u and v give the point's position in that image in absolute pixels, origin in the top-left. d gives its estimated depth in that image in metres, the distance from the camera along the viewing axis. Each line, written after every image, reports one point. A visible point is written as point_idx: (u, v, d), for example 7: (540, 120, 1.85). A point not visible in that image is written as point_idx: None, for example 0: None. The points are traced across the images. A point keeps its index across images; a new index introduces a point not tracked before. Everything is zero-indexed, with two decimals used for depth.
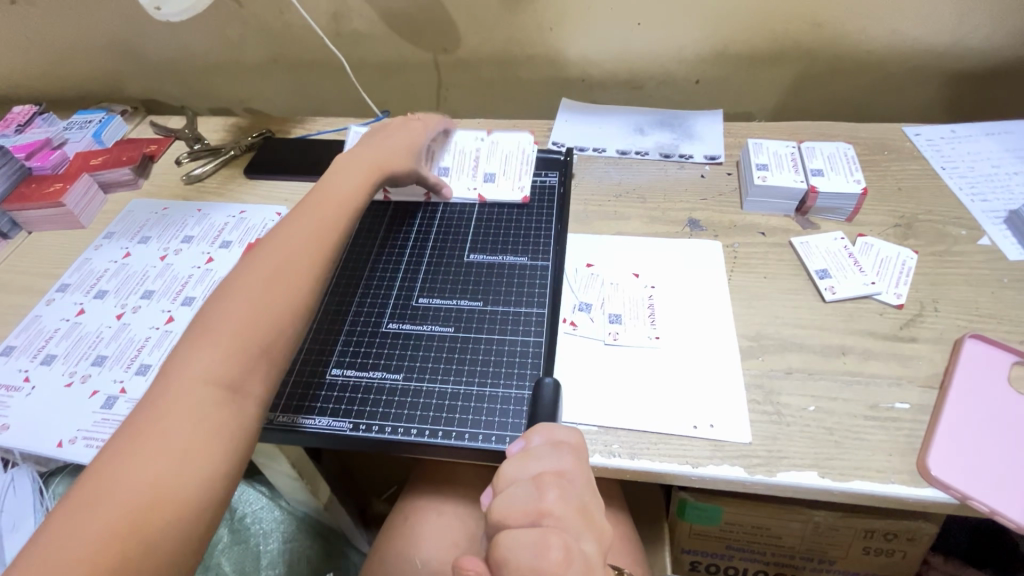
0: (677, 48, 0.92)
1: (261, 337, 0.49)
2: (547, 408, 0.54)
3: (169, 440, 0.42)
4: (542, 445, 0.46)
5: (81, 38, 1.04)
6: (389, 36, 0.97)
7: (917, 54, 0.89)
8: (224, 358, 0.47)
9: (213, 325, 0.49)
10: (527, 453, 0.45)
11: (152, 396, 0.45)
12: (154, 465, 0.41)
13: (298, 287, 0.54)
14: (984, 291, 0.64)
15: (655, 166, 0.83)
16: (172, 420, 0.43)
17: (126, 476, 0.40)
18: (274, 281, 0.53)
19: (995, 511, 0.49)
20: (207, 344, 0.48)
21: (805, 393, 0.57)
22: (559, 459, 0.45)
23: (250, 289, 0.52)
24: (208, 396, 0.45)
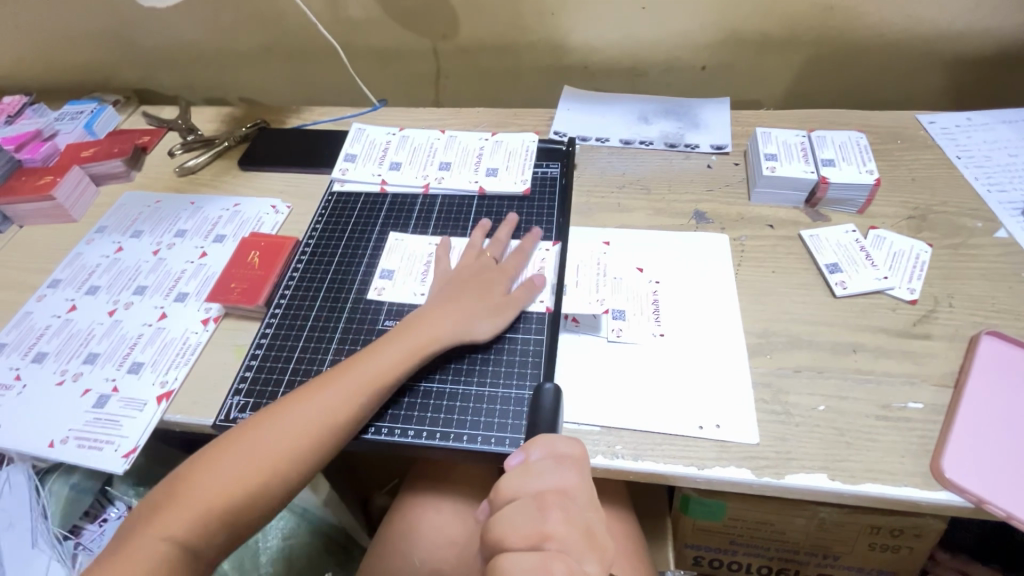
0: (683, 34, 0.89)
1: (314, 445, 0.51)
2: (548, 416, 0.52)
3: (205, 509, 0.47)
4: (544, 459, 0.43)
5: (71, 26, 1.02)
6: (386, 22, 0.94)
7: (932, 39, 0.86)
8: (281, 451, 0.50)
9: (288, 415, 0.52)
10: (527, 468, 0.42)
11: (214, 457, 0.50)
12: (187, 523, 0.47)
13: (353, 384, 0.54)
14: (1001, 286, 0.62)
15: (660, 156, 0.81)
16: (242, 467, 0.49)
17: (160, 523, 0.46)
18: (358, 387, 0.54)
19: (1012, 515, 0.47)
20: (270, 433, 0.51)
21: (814, 392, 0.55)
22: (562, 475, 0.42)
23: (339, 389, 0.53)
24: (252, 487, 0.49)
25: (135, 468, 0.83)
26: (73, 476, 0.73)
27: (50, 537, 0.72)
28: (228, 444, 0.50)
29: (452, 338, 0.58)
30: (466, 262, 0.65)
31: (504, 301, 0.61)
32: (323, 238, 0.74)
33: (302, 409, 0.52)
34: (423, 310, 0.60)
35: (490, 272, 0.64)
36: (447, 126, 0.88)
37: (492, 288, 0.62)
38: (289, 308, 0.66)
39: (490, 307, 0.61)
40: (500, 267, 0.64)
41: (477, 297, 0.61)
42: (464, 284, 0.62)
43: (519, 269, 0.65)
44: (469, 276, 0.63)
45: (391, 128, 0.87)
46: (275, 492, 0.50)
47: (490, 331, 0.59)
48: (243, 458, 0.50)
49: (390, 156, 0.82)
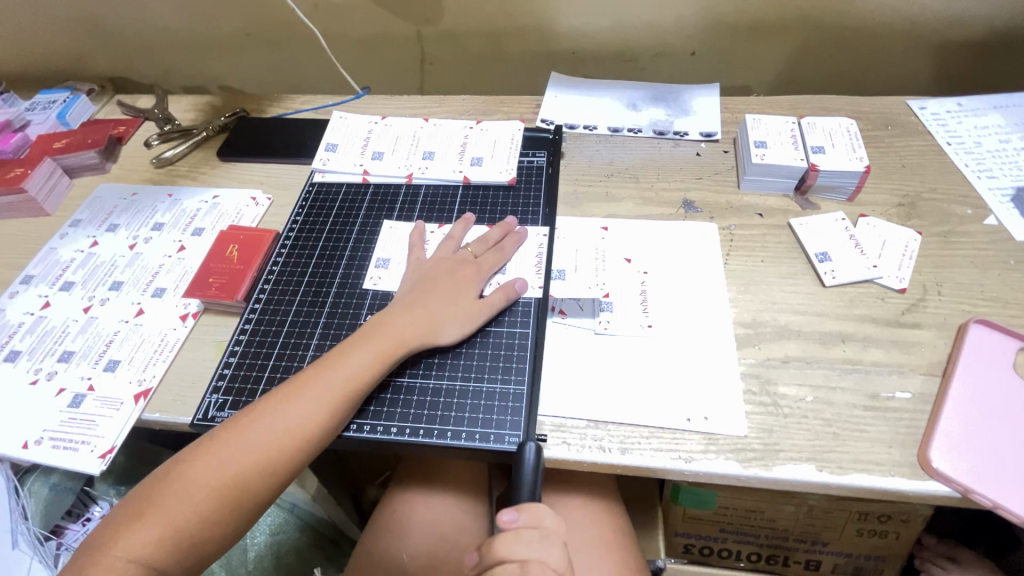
0: (672, 19, 0.87)
1: (278, 457, 0.50)
2: (529, 480, 0.48)
3: (172, 525, 0.47)
4: (533, 527, 0.45)
5: (41, 12, 0.98)
6: (367, 6, 0.91)
7: (924, 23, 0.85)
8: (244, 465, 0.49)
9: (249, 428, 0.50)
10: (515, 535, 0.44)
11: (176, 472, 0.49)
12: (149, 541, 0.46)
13: (331, 380, 0.53)
14: (990, 274, 0.61)
15: (649, 143, 0.79)
16: (220, 459, 0.49)
17: (123, 541, 0.46)
18: (322, 396, 0.52)
19: (998, 505, 0.47)
20: (233, 446, 0.49)
21: (802, 382, 0.55)
22: (546, 550, 0.44)
23: (305, 397, 0.52)
24: (213, 502, 0.48)
25: (117, 467, 0.82)
26: (53, 476, 0.71)
27: (31, 537, 0.70)
28: (191, 459, 0.49)
29: (424, 337, 0.57)
30: (439, 261, 0.63)
31: (475, 303, 0.59)
32: (304, 231, 0.72)
33: (279, 400, 0.52)
34: (392, 312, 0.58)
35: (464, 269, 0.62)
36: (432, 114, 0.86)
37: (466, 286, 0.60)
38: (270, 303, 0.65)
39: (462, 309, 0.59)
40: (475, 265, 0.63)
41: (448, 299, 0.59)
42: (435, 282, 0.61)
43: (495, 266, 0.63)
44: (442, 275, 0.61)
45: (373, 116, 0.85)
46: (240, 504, 0.49)
47: (459, 334, 0.58)
48: (221, 451, 0.49)
49: (372, 145, 0.80)
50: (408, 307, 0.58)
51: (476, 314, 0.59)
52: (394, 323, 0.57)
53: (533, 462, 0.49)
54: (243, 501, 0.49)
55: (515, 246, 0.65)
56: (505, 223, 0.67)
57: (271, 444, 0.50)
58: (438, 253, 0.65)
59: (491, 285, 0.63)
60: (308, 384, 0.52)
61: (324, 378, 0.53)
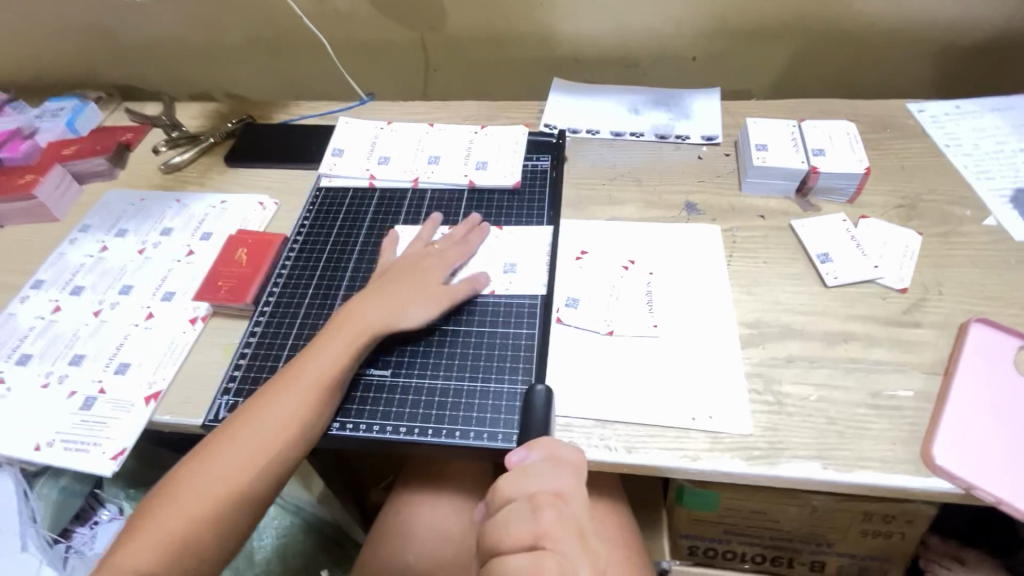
0: (673, 25, 0.88)
1: (267, 455, 0.51)
2: (540, 420, 0.50)
3: (172, 534, 0.48)
4: (541, 461, 0.43)
5: (50, 22, 1.00)
6: (372, 14, 0.93)
7: (921, 27, 0.86)
8: (235, 468, 0.50)
9: (235, 431, 0.52)
10: (523, 471, 0.42)
11: (171, 483, 0.50)
12: (147, 553, 0.47)
13: (310, 375, 0.54)
14: (990, 274, 0.62)
15: (651, 147, 0.80)
16: (213, 464, 0.50)
17: (122, 558, 0.47)
18: (302, 390, 0.53)
19: (1001, 501, 0.47)
20: (223, 452, 0.51)
21: (806, 381, 0.55)
22: (558, 478, 0.41)
23: (284, 394, 0.53)
24: (208, 506, 0.49)
25: (125, 470, 0.83)
26: (62, 479, 0.72)
27: (39, 540, 0.70)
28: (185, 470, 0.51)
29: (391, 325, 0.58)
30: (405, 254, 0.65)
31: (440, 288, 0.61)
32: (311, 234, 0.73)
33: (262, 399, 0.53)
34: (354, 304, 0.59)
35: (428, 261, 0.63)
36: (436, 119, 0.87)
37: (430, 278, 0.62)
38: (279, 305, 0.66)
39: (425, 292, 0.60)
40: (439, 256, 0.64)
41: (410, 286, 0.60)
42: (399, 275, 0.62)
43: (457, 258, 0.65)
44: (406, 268, 0.63)
45: (379, 122, 0.86)
46: (236, 506, 0.50)
47: (428, 318, 0.59)
48: (213, 456, 0.51)
49: (378, 150, 0.81)
50: (367, 298, 0.60)
51: (445, 302, 0.60)
52: (358, 316, 0.58)
53: (542, 405, 0.51)
54: (239, 503, 0.50)
55: (478, 238, 0.67)
56: (471, 217, 0.69)
57: (261, 442, 0.51)
58: (407, 249, 0.66)
59: (457, 274, 0.64)
60: (291, 380, 0.54)
61: (302, 373, 0.54)
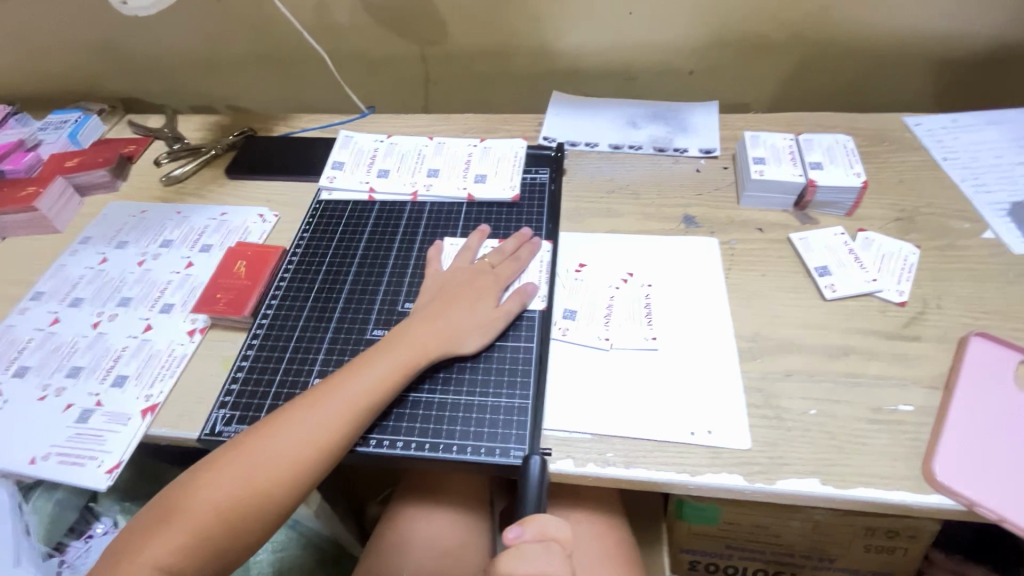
0: (669, 39, 0.89)
1: (299, 468, 0.50)
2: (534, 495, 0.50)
3: (194, 533, 0.47)
4: (531, 542, 0.47)
5: (56, 37, 1.01)
6: (373, 28, 0.94)
7: (916, 42, 0.87)
8: (265, 476, 0.49)
9: (272, 436, 0.51)
10: (516, 553, 0.46)
11: (198, 483, 0.49)
12: (169, 550, 0.47)
13: (363, 394, 0.54)
14: (989, 287, 0.62)
15: (649, 160, 0.80)
16: (245, 468, 0.49)
17: (146, 551, 0.46)
18: (346, 405, 0.53)
19: (1004, 518, 0.47)
20: (256, 456, 0.50)
21: (806, 396, 0.55)
22: (548, 560, 0.46)
23: (327, 408, 0.52)
24: (233, 512, 0.48)
25: (120, 483, 0.82)
26: (58, 491, 0.73)
27: (33, 554, 0.68)
28: (215, 468, 0.50)
29: (443, 345, 0.58)
30: (458, 270, 0.65)
31: (494, 313, 0.61)
32: (311, 246, 0.73)
33: (308, 412, 0.52)
34: (411, 324, 0.59)
35: (482, 280, 0.63)
36: (436, 132, 0.88)
37: (483, 297, 0.62)
38: (277, 318, 0.66)
39: (480, 318, 0.60)
40: (493, 275, 0.64)
41: (467, 310, 0.60)
42: (452, 293, 0.62)
43: (512, 275, 0.64)
44: (459, 285, 0.63)
45: (379, 135, 0.86)
46: (258, 513, 0.49)
47: (479, 344, 0.59)
48: (246, 461, 0.50)
49: (378, 163, 0.82)
50: (428, 318, 0.59)
51: (495, 323, 0.60)
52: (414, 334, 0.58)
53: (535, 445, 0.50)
54: (263, 512, 0.49)
55: (530, 256, 0.67)
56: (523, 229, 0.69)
57: (297, 454, 0.50)
58: (456, 262, 0.66)
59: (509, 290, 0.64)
60: (336, 394, 0.53)
61: (354, 389, 0.53)
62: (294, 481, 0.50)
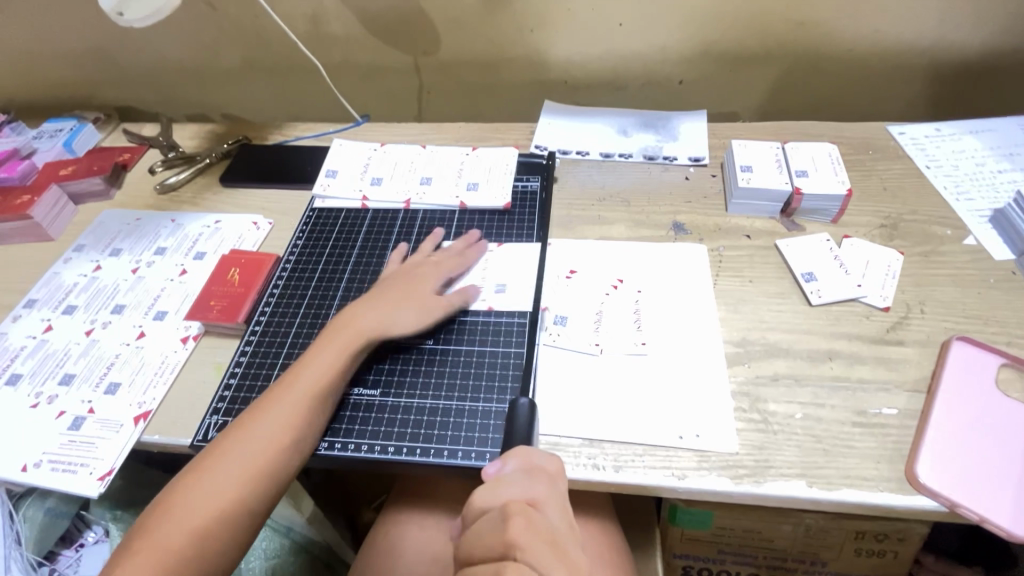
0: (659, 50, 0.91)
1: (266, 460, 0.51)
2: (523, 429, 0.51)
3: (177, 543, 0.47)
4: (517, 470, 0.44)
5: (52, 46, 1.02)
6: (367, 38, 0.95)
7: (900, 53, 0.89)
8: (234, 473, 0.50)
9: (237, 436, 0.52)
10: (498, 480, 0.43)
11: (171, 495, 0.50)
12: (152, 559, 0.47)
13: (318, 382, 0.55)
14: (971, 292, 0.63)
15: (640, 168, 0.82)
16: (216, 469, 0.50)
17: (130, 564, 0.46)
18: (301, 394, 0.54)
19: (985, 519, 0.48)
20: (227, 458, 0.51)
21: (792, 400, 0.56)
22: (532, 486, 0.42)
23: (287, 399, 0.54)
24: (210, 514, 0.49)
25: (112, 490, 0.80)
26: (49, 500, 0.71)
27: (23, 563, 0.69)
28: (187, 479, 0.50)
29: (385, 329, 0.60)
30: (394, 266, 0.67)
31: (434, 297, 0.63)
32: (304, 253, 0.74)
33: (268, 407, 0.54)
34: (346, 312, 0.61)
35: (421, 271, 0.65)
36: (429, 141, 0.89)
37: (420, 283, 0.64)
38: (270, 324, 0.66)
39: (417, 301, 0.62)
40: (432, 266, 0.66)
41: (406, 295, 0.62)
42: (391, 283, 0.64)
43: (451, 264, 0.67)
44: (398, 277, 0.65)
45: (373, 143, 0.87)
46: (237, 513, 0.50)
47: (416, 326, 0.61)
48: (215, 461, 0.51)
49: (372, 172, 0.82)
50: (365, 304, 0.61)
51: (437, 307, 0.62)
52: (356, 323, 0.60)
53: (524, 418, 0.51)
54: (241, 511, 0.50)
55: (478, 253, 0.69)
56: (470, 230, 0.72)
57: (262, 446, 0.52)
58: (395, 261, 0.69)
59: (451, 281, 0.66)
60: (293, 385, 0.55)
61: (307, 379, 0.55)
62: (265, 475, 0.51)
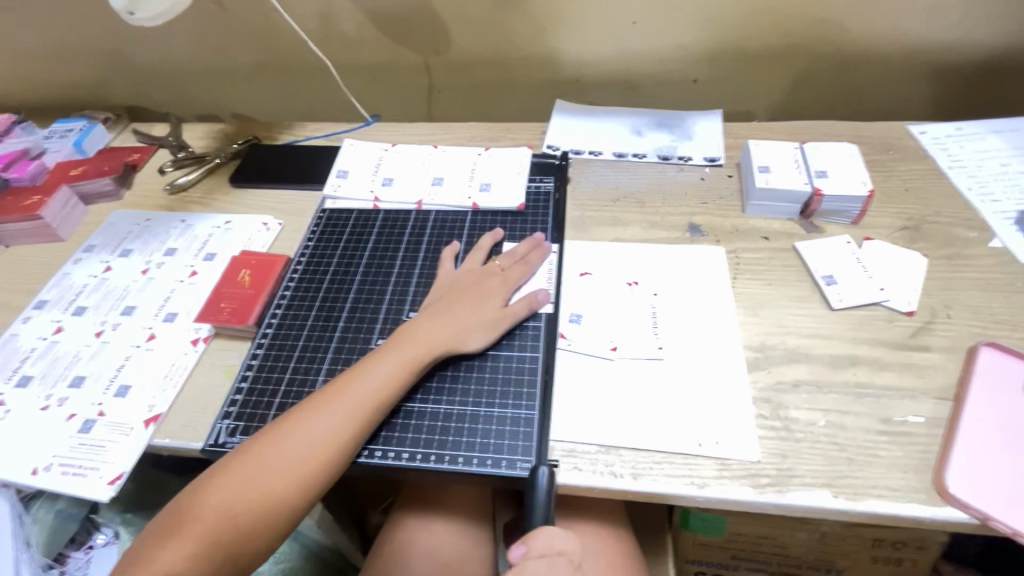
0: (673, 49, 0.90)
1: (310, 470, 0.50)
2: (542, 509, 0.49)
3: (204, 539, 0.47)
4: (538, 562, 0.48)
5: (62, 46, 1.02)
6: (377, 37, 0.94)
7: (920, 50, 0.87)
8: (277, 477, 0.49)
9: (286, 437, 0.51)
10: (522, 570, 0.48)
11: (206, 488, 0.49)
12: (184, 556, 0.46)
13: (375, 394, 0.54)
14: (998, 297, 0.62)
15: (654, 169, 0.80)
16: (262, 469, 0.49)
17: (160, 558, 0.46)
18: (356, 404, 0.53)
19: (1018, 531, 0.46)
20: (270, 461, 0.50)
21: (814, 407, 0.55)
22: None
23: (339, 406, 0.53)
24: (247, 515, 0.48)
25: (124, 493, 0.80)
26: (59, 502, 0.71)
27: (33, 566, 0.67)
28: (224, 473, 0.50)
29: (446, 343, 0.58)
30: (469, 271, 0.66)
31: (499, 313, 0.61)
32: (316, 255, 0.73)
33: (322, 413, 0.52)
34: (416, 323, 0.60)
35: (489, 283, 0.64)
36: (440, 141, 0.88)
37: (491, 297, 0.62)
38: (281, 327, 0.65)
39: (486, 316, 0.61)
40: (502, 278, 0.64)
41: (473, 310, 0.61)
42: (460, 293, 0.62)
43: (522, 277, 0.65)
44: (468, 286, 0.63)
45: (384, 143, 0.87)
46: (266, 518, 0.49)
47: (483, 342, 0.60)
48: (261, 462, 0.50)
49: (383, 172, 0.82)
50: (434, 317, 0.60)
51: (500, 324, 0.61)
52: (417, 333, 0.58)
53: (544, 491, 0.49)
54: (270, 516, 0.49)
55: (540, 260, 0.67)
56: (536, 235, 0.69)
57: (310, 455, 0.50)
58: (467, 265, 0.67)
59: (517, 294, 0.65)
60: (349, 394, 0.53)
61: (365, 391, 0.54)
62: (305, 485, 0.50)
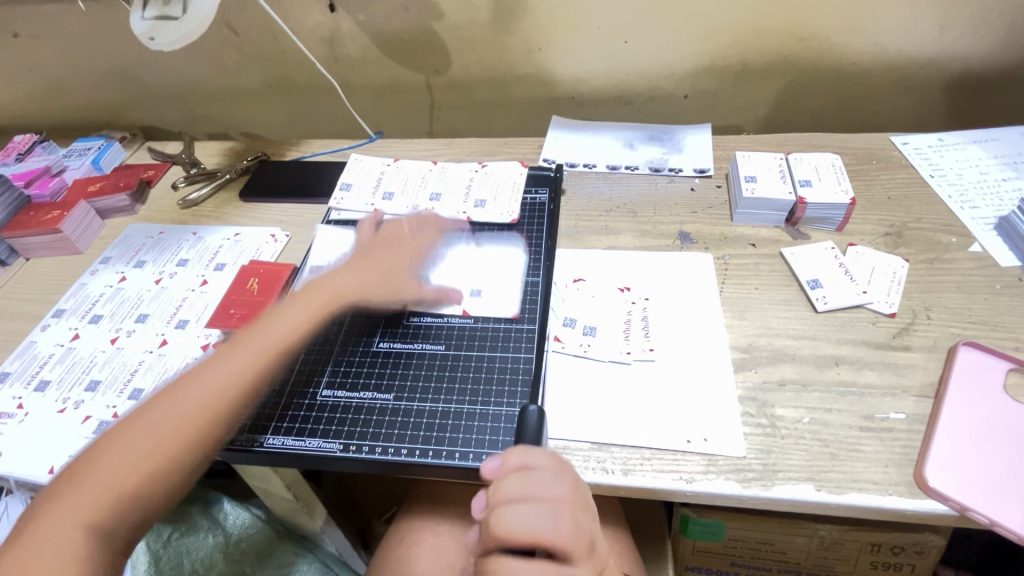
0: (663, 67, 0.94)
1: (202, 417, 0.52)
2: (534, 433, 0.52)
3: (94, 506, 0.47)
4: (540, 469, 0.45)
5: (83, 70, 1.07)
6: (381, 59, 0.99)
7: (903, 64, 0.90)
8: (176, 421, 0.51)
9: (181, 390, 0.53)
10: (523, 482, 0.44)
11: (76, 487, 0.48)
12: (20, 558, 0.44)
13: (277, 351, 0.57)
14: (977, 298, 0.64)
15: (645, 180, 0.84)
16: (158, 416, 0.51)
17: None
18: (252, 351, 0.56)
19: (995, 522, 0.48)
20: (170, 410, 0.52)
21: (798, 405, 0.57)
22: (556, 482, 0.44)
23: (235, 353, 0.56)
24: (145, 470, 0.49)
25: None
26: None
27: None
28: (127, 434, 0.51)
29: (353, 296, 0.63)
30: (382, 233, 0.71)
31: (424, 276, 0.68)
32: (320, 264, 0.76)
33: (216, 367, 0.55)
34: (321, 277, 0.64)
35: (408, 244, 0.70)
36: (440, 156, 0.92)
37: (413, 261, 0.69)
38: None
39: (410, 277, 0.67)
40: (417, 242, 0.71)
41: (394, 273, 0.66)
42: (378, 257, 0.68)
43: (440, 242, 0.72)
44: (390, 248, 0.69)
45: (386, 159, 0.91)
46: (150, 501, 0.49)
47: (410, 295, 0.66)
48: (161, 413, 0.52)
49: (384, 186, 0.85)
50: (307, 299, 0.62)
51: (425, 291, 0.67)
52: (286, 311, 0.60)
53: (535, 421, 0.52)
54: (154, 496, 0.49)
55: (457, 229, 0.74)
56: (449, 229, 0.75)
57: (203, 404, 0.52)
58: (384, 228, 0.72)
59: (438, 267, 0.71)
60: (244, 349, 0.56)
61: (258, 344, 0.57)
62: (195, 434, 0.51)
